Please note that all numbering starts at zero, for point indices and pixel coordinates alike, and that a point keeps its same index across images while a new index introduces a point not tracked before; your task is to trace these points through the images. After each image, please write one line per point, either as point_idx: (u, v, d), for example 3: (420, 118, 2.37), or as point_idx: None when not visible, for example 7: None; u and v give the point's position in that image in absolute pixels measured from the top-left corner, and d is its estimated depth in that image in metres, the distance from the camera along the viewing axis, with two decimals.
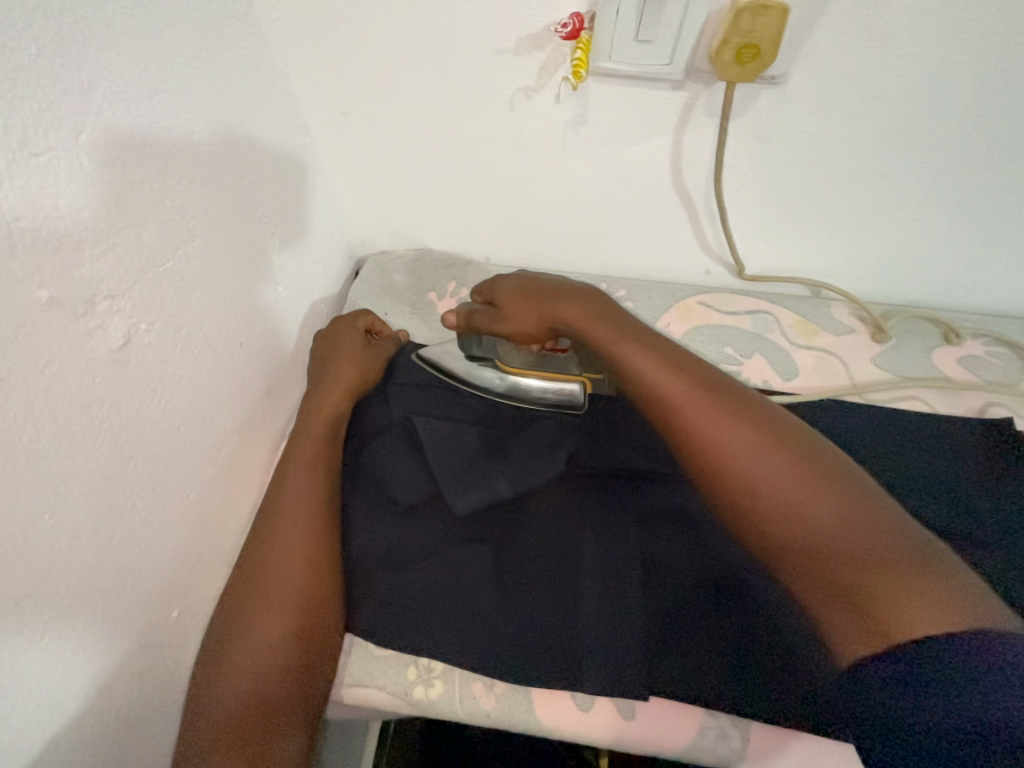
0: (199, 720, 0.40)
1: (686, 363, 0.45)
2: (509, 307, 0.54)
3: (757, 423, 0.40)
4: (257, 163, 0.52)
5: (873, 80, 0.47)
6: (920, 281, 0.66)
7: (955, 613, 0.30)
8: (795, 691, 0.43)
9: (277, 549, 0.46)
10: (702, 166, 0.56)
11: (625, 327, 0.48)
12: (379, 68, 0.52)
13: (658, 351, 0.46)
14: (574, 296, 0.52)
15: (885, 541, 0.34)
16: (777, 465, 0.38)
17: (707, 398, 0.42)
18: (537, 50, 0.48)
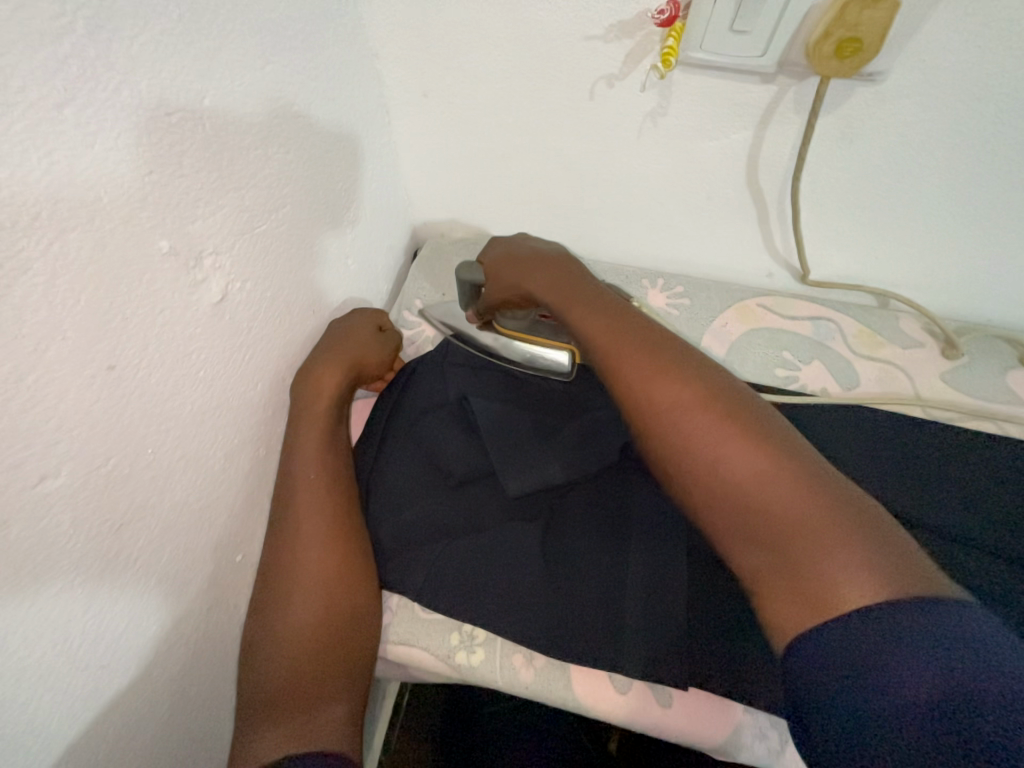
0: (266, 665, 0.43)
1: (631, 326, 0.46)
2: (496, 272, 0.56)
3: (693, 383, 0.40)
4: (340, 137, 0.54)
5: (979, 81, 0.45)
6: (999, 299, 0.63)
7: (881, 580, 0.30)
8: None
9: (329, 506, 0.48)
10: (781, 163, 0.55)
11: (584, 293, 0.50)
12: (464, 50, 0.53)
13: (609, 317, 0.47)
14: (547, 265, 0.54)
15: (818, 505, 0.33)
16: (714, 428, 0.38)
17: (649, 359, 0.43)
18: (626, 37, 0.48)
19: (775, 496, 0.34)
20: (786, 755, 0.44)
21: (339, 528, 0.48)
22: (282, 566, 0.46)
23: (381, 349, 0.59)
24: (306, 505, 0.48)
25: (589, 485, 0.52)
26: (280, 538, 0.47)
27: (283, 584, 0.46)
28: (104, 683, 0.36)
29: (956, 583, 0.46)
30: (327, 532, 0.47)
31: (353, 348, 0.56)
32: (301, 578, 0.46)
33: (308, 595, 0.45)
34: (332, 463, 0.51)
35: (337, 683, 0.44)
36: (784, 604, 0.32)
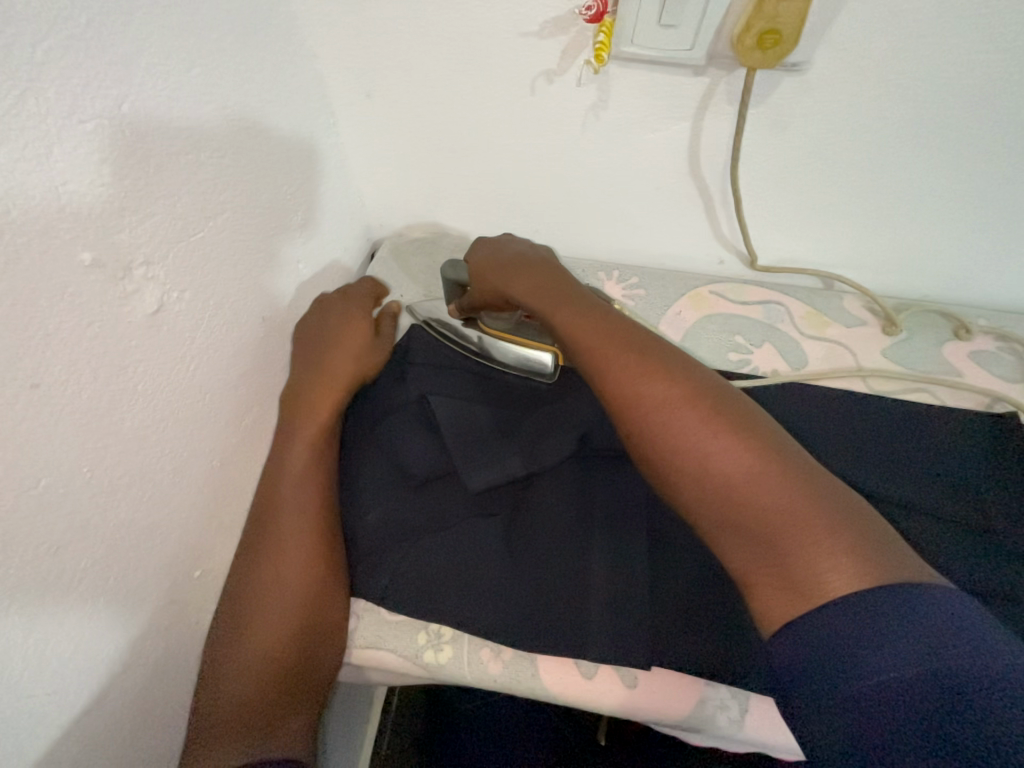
0: (224, 683, 0.42)
1: (613, 327, 0.48)
2: (480, 277, 0.59)
3: (677, 381, 0.42)
4: (282, 142, 0.53)
5: (894, 69, 0.47)
6: (933, 275, 0.67)
7: (861, 563, 0.32)
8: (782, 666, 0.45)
9: (295, 519, 0.48)
10: (720, 153, 0.57)
11: (568, 297, 0.52)
12: (403, 49, 0.53)
13: (595, 318, 0.49)
14: (527, 270, 0.56)
15: (802, 496, 0.35)
16: (699, 425, 0.39)
17: (634, 360, 0.44)
18: (561, 33, 0.49)
19: (764, 490, 0.36)
20: (748, 723, 0.46)
21: (316, 533, 0.48)
22: (257, 575, 0.46)
23: (378, 345, 0.60)
24: (288, 510, 0.48)
25: (550, 476, 0.53)
26: (254, 546, 0.47)
27: (253, 593, 0.45)
28: (54, 710, 0.35)
29: None
30: (306, 540, 0.47)
31: (348, 350, 0.58)
32: (276, 587, 0.45)
33: (274, 610, 0.45)
34: (307, 468, 0.50)
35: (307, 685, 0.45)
36: (772, 592, 0.33)
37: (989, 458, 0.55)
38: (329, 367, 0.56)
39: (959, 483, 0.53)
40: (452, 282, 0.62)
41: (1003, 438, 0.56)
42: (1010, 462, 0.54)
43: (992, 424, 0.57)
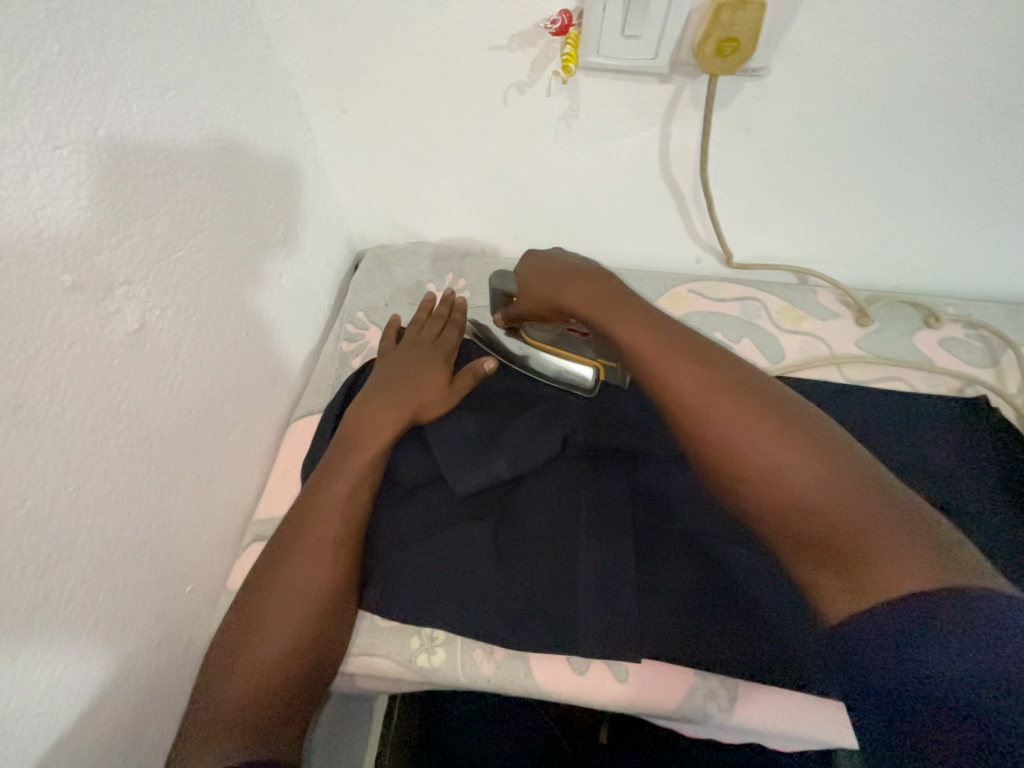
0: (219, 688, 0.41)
1: (668, 332, 0.45)
2: (524, 284, 0.55)
3: (735, 388, 0.41)
4: (259, 160, 0.54)
5: (849, 71, 0.49)
6: (901, 267, 0.69)
7: (932, 571, 0.32)
8: (766, 653, 0.46)
9: (306, 528, 0.47)
10: (689, 156, 0.58)
11: (626, 306, 0.48)
12: (376, 65, 0.54)
13: (656, 328, 0.46)
14: (581, 278, 0.51)
15: (875, 507, 0.35)
16: (760, 432, 0.38)
17: (690, 367, 0.42)
18: (529, 46, 0.50)
19: (835, 502, 0.35)
20: (736, 710, 0.47)
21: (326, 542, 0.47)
22: (265, 581, 0.46)
23: (451, 394, 0.56)
24: (305, 521, 0.48)
25: (536, 477, 0.54)
26: (269, 553, 0.48)
27: (262, 598, 0.45)
28: (46, 731, 0.35)
29: None
30: (315, 549, 0.46)
31: (416, 394, 0.55)
32: (282, 595, 0.45)
33: (276, 617, 0.44)
34: (319, 476, 0.50)
35: (302, 701, 0.43)
36: (838, 597, 0.34)
37: (961, 440, 0.57)
38: (390, 408, 0.54)
39: (934, 466, 0.55)
40: (500, 293, 0.60)
41: (974, 421, 0.58)
42: (980, 444, 0.56)
43: (963, 408, 0.59)
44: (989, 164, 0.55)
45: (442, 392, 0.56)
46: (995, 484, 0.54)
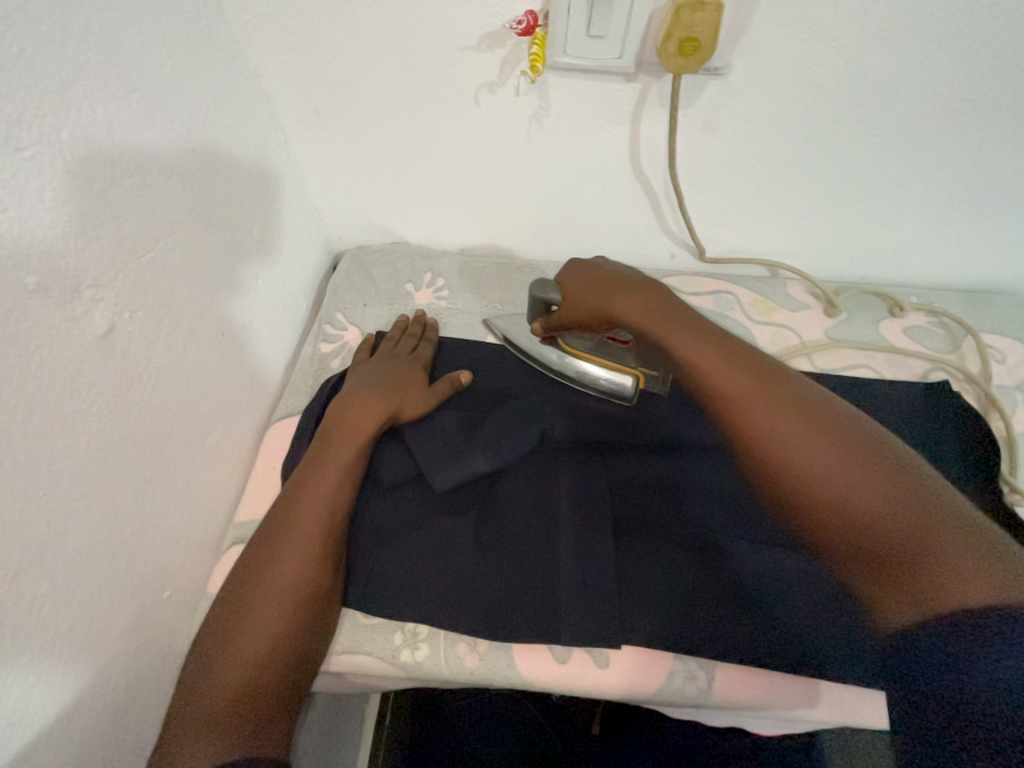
0: (202, 688, 0.41)
1: (720, 338, 0.45)
2: (571, 294, 0.53)
3: (786, 395, 0.40)
4: (232, 162, 0.54)
5: (806, 69, 0.51)
6: (867, 259, 0.71)
7: (997, 586, 0.30)
8: (746, 635, 0.48)
9: (289, 525, 0.47)
10: (658, 154, 0.60)
11: (682, 318, 0.46)
12: (348, 66, 0.55)
13: (705, 333, 0.45)
14: (635, 289, 0.50)
15: (942, 530, 0.33)
16: (810, 437, 0.38)
17: (740, 372, 0.42)
18: (498, 46, 0.51)
19: (897, 521, 0.34)
20: (713, 691, 0.48)
21: (310, 537, 0.47)
22: (249, 576, 0.46)
23: (433, 396, 0.57)
24: (290, 518, 0.48)
25: (515, 471, 0.54)
26: (252, 549, 0.48)
27: (246, 596, 0.45)
28: (20, 739, 0.35)
29: None
30: (301, 543, 0.47)
31: (400, 395, 0.56)
32: (267, 590, 0.45)
33: (262, 615, 0.44)
34: (302, 472, 0.51)
35: (288, 696, 0.43)
36: (887, 606, 0.33)
37: (924, 423, 0.59)
38: (374, 407, 0.54)
39: None
40: (539, 302, 0.56)
41: (936, 404, 0.60)
42: (943, 426, 0.58)
43: (926, 392, 0.61)
44: (944, 157, 0.58)
45: (424, 395, 0.57)
46: (956, 464, 0.56)
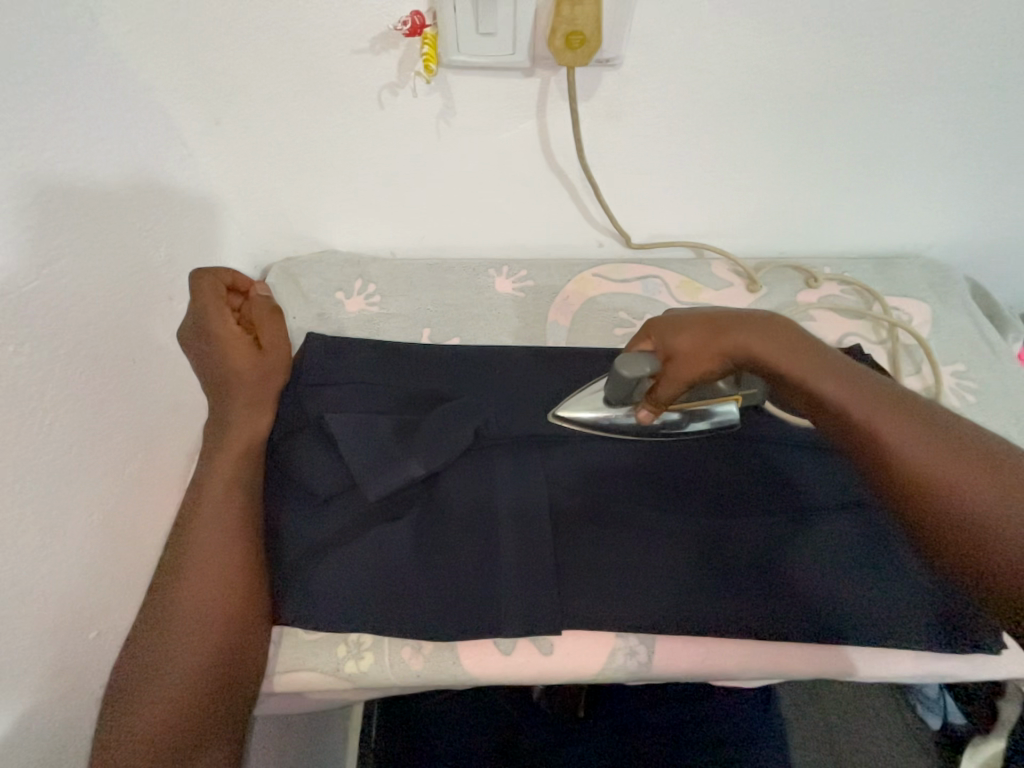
0: (143, 697, 0.41)
1: (864, 383, 0.47)
2: (685, 343, 0.50)
3: (947, 443, 0.43)
4: (127, 180, 0.52)
5: (691, 54, 0.53)
6: (783, 235, 0.74)
7: None
8: (718, 612, 0.50)
9: (211, 533, 0.48)
10: (569, 146, 0.61)
11: (828, 365, 0.48)
12: (244, 75, 0.54)
13: (850, 379, 0.47)
14: (765, 327, 0.50)
15: None
16: (979, 489, 0.41)
17: (899, 421, 0.44)
18: (392, 48, 0.52)
19: None
20: (654, 663, 0.50)
21: (226, 554, 0.47)
22: (162, 610, 0.45)
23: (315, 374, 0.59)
24: (210, 529, 0.48)
25: (451, 473, 0.54)
26: (164, 575, 0.46)
27: (177, 606, 0.45)
28: None
29: (767, 487, 0.55)
30: (218, 562, 0.47)
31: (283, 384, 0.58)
32: (185, 620, 0.44)
33: (195, 620, 0.44)
34: (195, 502, 0.50)
35: (229, 718, 0.43)
36: None
37: None
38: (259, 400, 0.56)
39: None
40: (628, 379, 0.50)
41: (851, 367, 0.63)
42: None
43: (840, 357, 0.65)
44: (835, 133, 0.61)
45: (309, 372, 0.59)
46: None
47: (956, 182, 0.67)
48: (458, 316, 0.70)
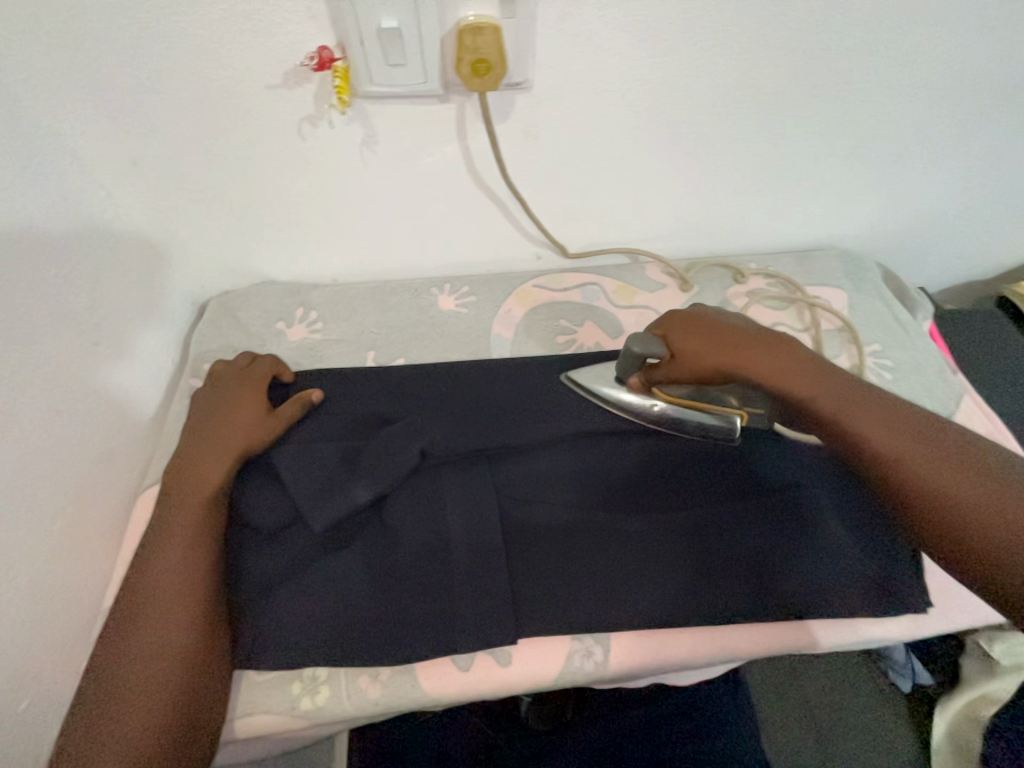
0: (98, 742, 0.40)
1: (840, 385, 0.50)
2: (685, 346, 0.55)
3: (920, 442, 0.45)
4: (41, 228, 0.51)
5: (596, 73, 0.56)
6: (709, 235, 0.78)
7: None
8: (666, 604, 0.52)
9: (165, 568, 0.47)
10: (493, 165, 0.63)
11: (834, 383, 0.50)
12: (158, 114, 0.54)
13: (828, 381, 0.50)
14: (755, 335, 0.54)
15: None
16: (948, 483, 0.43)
17: (871, 418, 0.47)
18: (305, 82, 0.53)
19: None
20: (610, 662, 0.51)
21: (180, 589, 0.46)
22: (112, 659, 0.43)
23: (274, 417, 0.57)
24: (164, 567, 0.47)
25: (399, 495, 0.54)
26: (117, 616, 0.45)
27: (131, 646, 0.43)
28: None
29: (707, 478, 0.57)
30: (173, 595, 0.46)
31: (238, 429, 0.56)
32: (135, 668, 0.42)
33: (150, 658, 0.43)
34: (146, 544, 0.49)
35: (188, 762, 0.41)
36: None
37: None
38: (213, 444, 0.54)
39: None
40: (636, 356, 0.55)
41: None
42: None
43: None
44: (742, 139, 0.66)
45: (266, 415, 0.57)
46: None
47: (855, 177, 0.73)
48: (402, 336, 0.71)
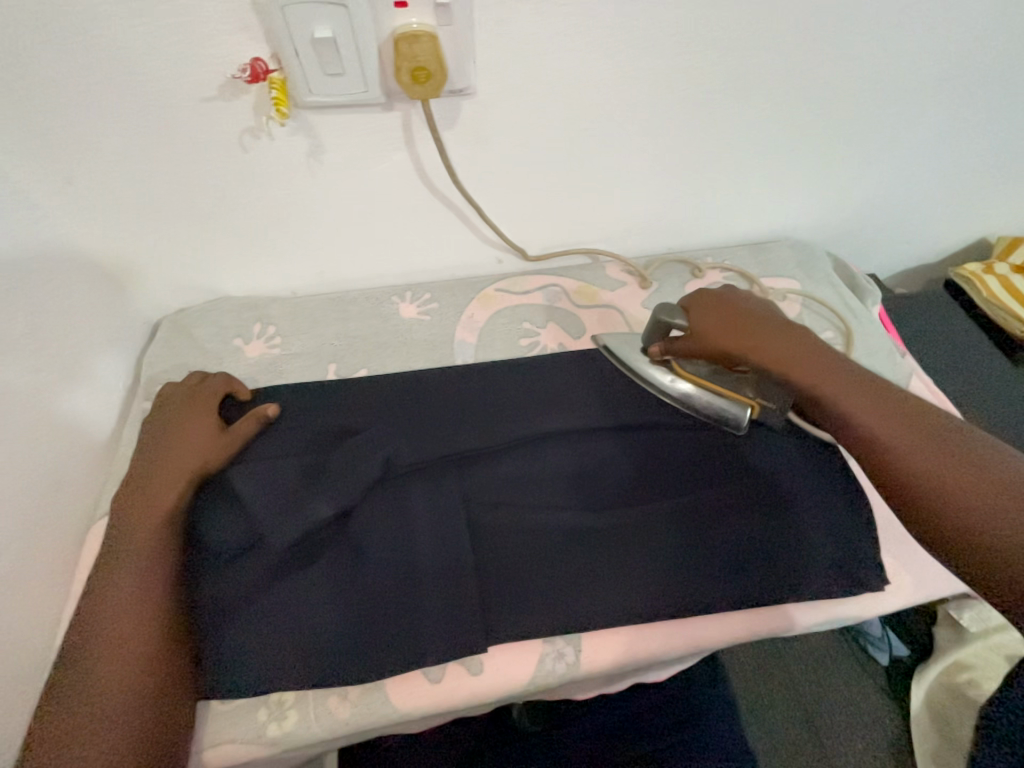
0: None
1: (831, 366, 0.52)
2: (701, 323, 0.58)
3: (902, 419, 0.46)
4: None
5: (539, 77, 0.56)
6: (666, 232, 0.80)
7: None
8: (634, 599, 0.52)
9: (115, 596, 0.45)
10: (444, 171, 0.63)
11: (827, 365, 0.52)
12: (91, 132, 0.52)
13: (822, 361, 0.52)
14: (768, 319, 0.56)
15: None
16: (919, 457, 0.43)
17: (856, 395, 0.49)
18: (243, 94, 0.51)
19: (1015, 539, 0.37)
20: (582, 662, 0.51)
21: (133, 617, 0.44)
22: (62, 695, 0.41)
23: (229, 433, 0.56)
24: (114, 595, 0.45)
25: (363, 508, 0.53)
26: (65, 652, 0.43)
27: (80, 679, 0.41)
28: None
29: (671, 472, 0.58)
30: (124, 623, 0.44)
31: (190, 450, 0.54)
32: (85, 703, 0.40)
33: (99, 689, 0.41)
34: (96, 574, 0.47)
35: None
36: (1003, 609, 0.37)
37: None
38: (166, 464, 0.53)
39: None
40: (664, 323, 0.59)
41: None
42: None
43: None
44: (688, 138, 0.67)
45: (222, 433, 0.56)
46: None
47: (800, 171, 0.75)
48: (365, 347, 0.70)
